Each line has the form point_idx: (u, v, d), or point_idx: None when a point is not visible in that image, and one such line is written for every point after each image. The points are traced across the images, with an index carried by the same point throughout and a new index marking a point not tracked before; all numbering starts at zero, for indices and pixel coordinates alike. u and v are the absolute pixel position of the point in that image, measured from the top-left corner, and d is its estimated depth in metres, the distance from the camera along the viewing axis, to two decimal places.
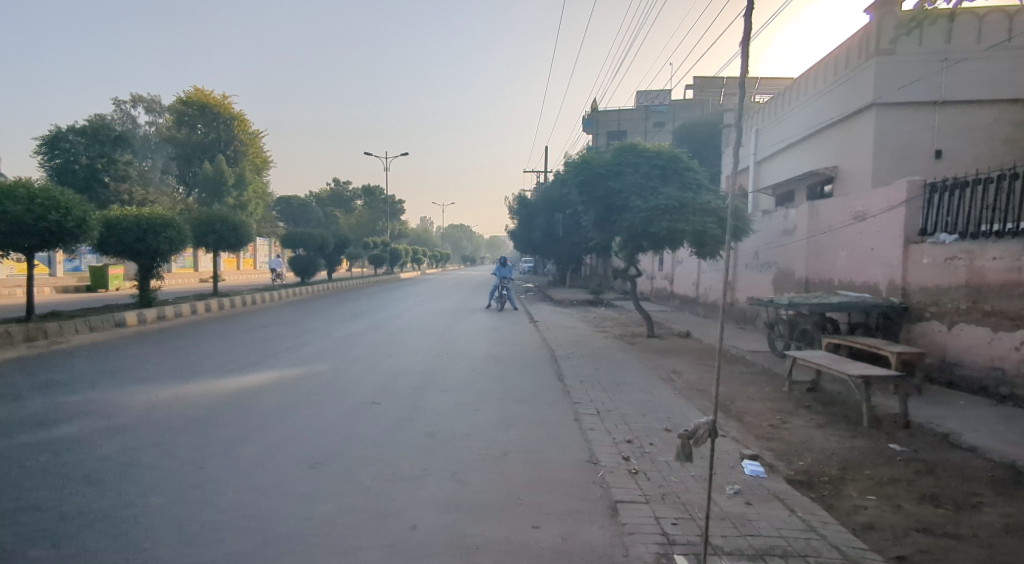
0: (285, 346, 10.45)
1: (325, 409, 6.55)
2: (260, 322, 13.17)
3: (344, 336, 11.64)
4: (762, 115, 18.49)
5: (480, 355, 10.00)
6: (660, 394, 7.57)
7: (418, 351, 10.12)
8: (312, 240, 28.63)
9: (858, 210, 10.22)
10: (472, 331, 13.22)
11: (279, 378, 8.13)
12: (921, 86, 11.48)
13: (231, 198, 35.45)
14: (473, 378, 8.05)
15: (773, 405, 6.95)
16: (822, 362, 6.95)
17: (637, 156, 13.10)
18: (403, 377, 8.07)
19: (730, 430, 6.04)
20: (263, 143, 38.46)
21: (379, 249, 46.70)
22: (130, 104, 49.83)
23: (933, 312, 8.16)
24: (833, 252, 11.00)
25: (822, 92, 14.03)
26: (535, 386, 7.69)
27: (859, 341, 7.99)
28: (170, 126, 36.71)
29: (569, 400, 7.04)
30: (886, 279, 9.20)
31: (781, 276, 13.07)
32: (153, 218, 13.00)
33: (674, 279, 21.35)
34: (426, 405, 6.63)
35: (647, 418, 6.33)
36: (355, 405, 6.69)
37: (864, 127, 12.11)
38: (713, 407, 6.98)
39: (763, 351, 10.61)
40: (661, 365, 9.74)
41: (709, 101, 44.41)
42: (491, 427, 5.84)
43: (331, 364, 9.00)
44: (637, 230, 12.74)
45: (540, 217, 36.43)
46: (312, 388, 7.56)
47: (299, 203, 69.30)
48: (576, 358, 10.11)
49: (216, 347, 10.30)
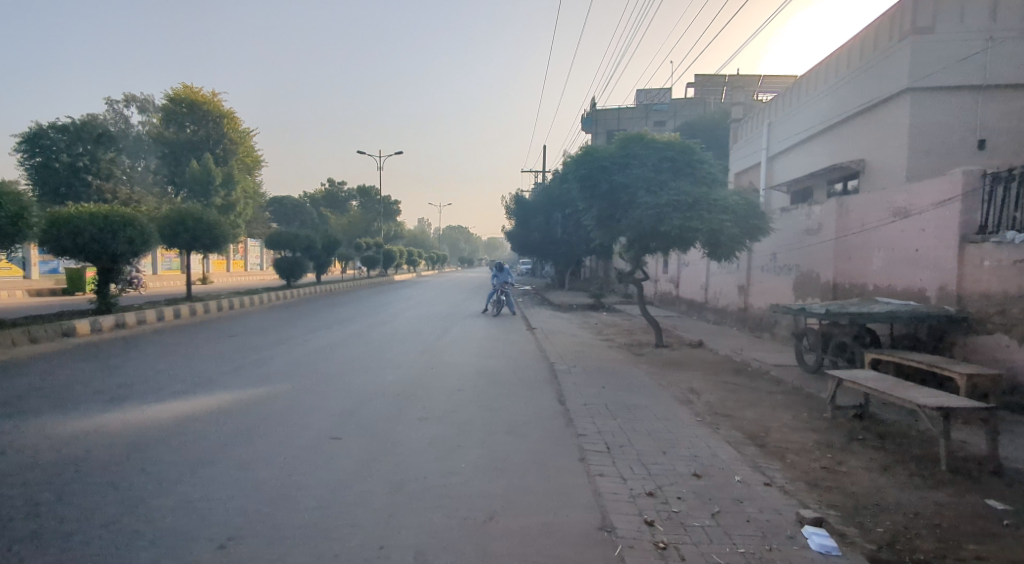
0: (251, 361, 9.21)
1: (275, 449, 5.34)
2: (229, 331, 11.89)
3: (320, 347, 10.42)
4: (773, 107, 17.28)
5: (471, 371, 8.79)
6: (680, 422, 6.37)
7: (402, 367, 8.91)
8: (300, 242, 27.38)
9: (899, 205, 9.08)
10: (463, 340, 12.03)
11: (229, 405, 6.87)
12: (961, 69, 10.44)
13: (218, 199, 34.24)
14: (461, 402, 6.85)
15: (820, 437, 5.76)
16: (877, 385, 5.82)
17: (644, 147, 11.82)
18: (376, 401, 6.86)
19: (775, 473, 4.82)
20: (254, 141, 37.28)
21: (373, 250, 45.50)
22: (121, 103, 48.53)
23: (1000, 323, 6.99)
24: (868, 253, 9.82)
25: (846, 79, 12.88)
26: (533, 413, 6.49)
27: (914, 358, 6.79)
28: (158, 124, 35.43)
29: (573, 433, 5.83)
30: (938, 284, 8.06)
31: (803, 280, 11.91)
32: (110, 216, 11.74)
33: (680, 282, 20.25)
34: (399, 442, 5.41)
35: (669, 457, 5.11)
36: (313, 443, 5.47)
37: (897, 113, 11.07)
38: (746, 439, 5.78)
39: (790, 365, 9.42)
40: (676, 383, 8.54)
41: (710, 99, 43.45)
42: (477, 475, 4.62)
43: (297, 384, 7.76)
44: (645, 229, 11.53)
45: (538, 217, 35.15)
46: (265, 417, 6.33)
47: (294, 204, 68.42)
48: (580, 374, 8.89)
49: (169, 362, 9.05)
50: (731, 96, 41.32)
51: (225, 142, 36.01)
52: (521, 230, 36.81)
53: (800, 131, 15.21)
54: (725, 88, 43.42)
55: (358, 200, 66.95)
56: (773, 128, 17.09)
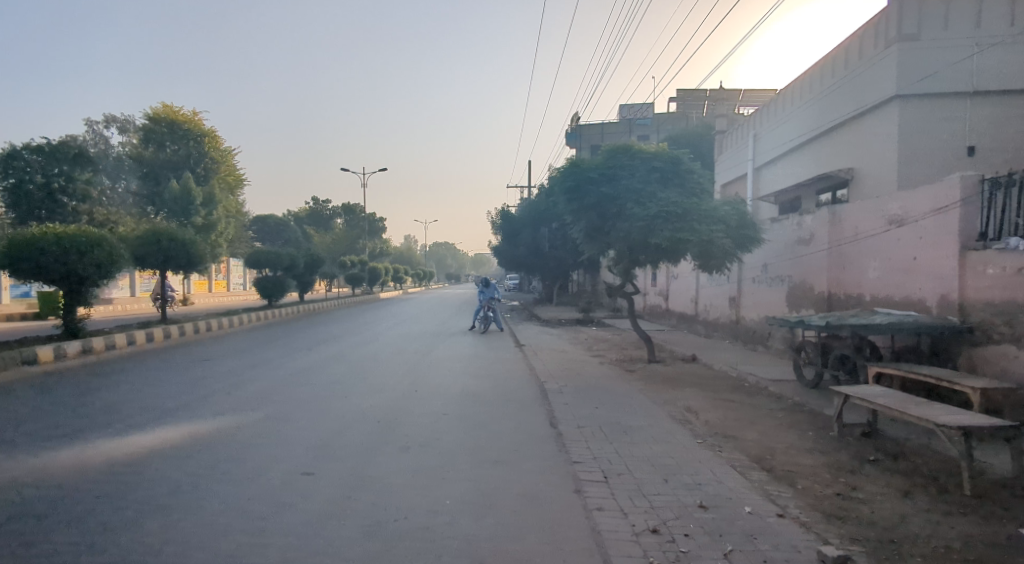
0: (223, 387, 8.72)
1: (242, 486, 4.87)
2: (204, 355, 11.38)
3: (299, 371, 9.94)
4: (758, 117, 17.18)
5: (457, 393, 8.36)
6: (680, 445, 6.00)
7: (384, 390, 8.46)
8: (281, 260, 26.82)
9: (894, 213, 8.86)
10: (449, 359, 11.62)
11: (195, 436, 6.38)
12: (948, 77, 10.33)
13: (198, 218, 33.61)
14: (446, 428, 6.42)
15: (829, 460, 5.42)
16: (887, 402, 5.50)
17: (632, 158, 11.55)
18: (355, 430, 6.41)
19: (787, 502, 4.45)
20: (235, 160, 36.73)
21: (357, 268, 44.93)
22: (101, 124, 47.77)
23: (1006, 333, 6.72)
24: (862, 263, 9.59)
25: (832, 88, 12.77)
26: (523, 439, 6.08)
27: (921, 372, 6.51)
28: (136, 143, 34.73)
29: (567, 460, 5.43)
30: (938, 293, 7.80)
31: (796, 291, 11.67)
32: (77, 236, 11.24)
33: (669, 296, 20.01)
34: (378, 476, 4.97)
35: (671, 486, 4.72)
36: (284, 478, 5.02)
37: (886, 121, 10.91)
38: (752, 463, 5.42)
39: (788, 380, 9.10)
40: (672, 401, 8.18)
41: (692, 113, 43.76)
42: (462, 514, 4.19)
43: (271, 412, 7.28)
44: (635, 241, 11.23)
45: (524, 232, 34.85)
46: (234, 450, 5.86)
47: (277, 223, 67.80)
48: (572, 394, 8.49)
49: (135, 391, 8.52)
50: (713, 110, 41.51)
51: (206, 161, 35.41)
52: (508, 245, 36.47)
53: (786, 141, 15.10)
54: (706, 103, 43.72)
55: (343, 217, 66.39)
56: (759, 139, 16.98)
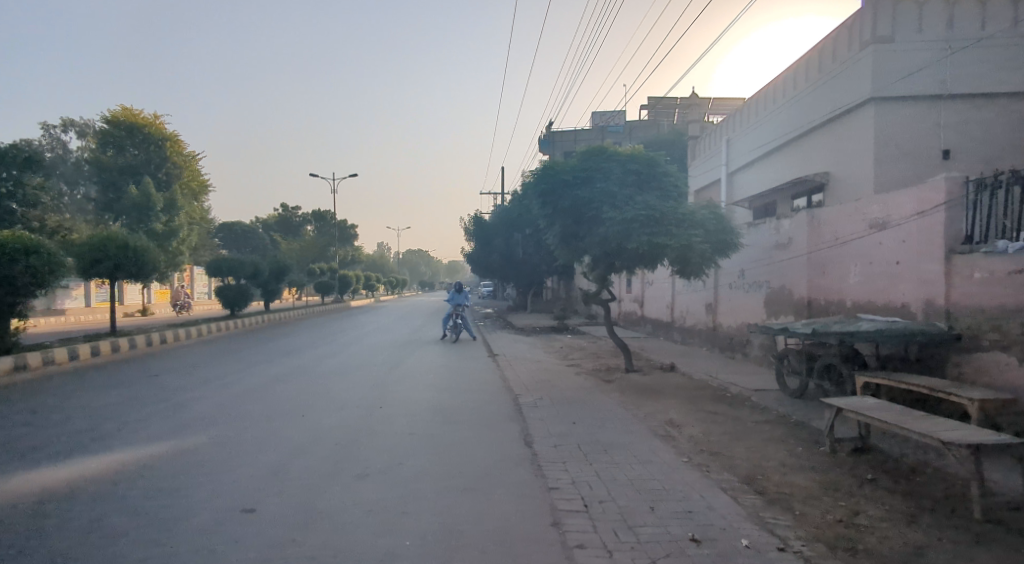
0: (167, 407, 8.03)
1: (172, 525, 4.26)
2: (153, 371, 10.62)
3: (255, 386, 9.29)
4: (732, 122, 16.99)
5: (424, 409, 7.82)
6: (663, 464, 5.58)
7: (346, 408, 7.88)
8: (244, 268, 25.82)
9: (875, 216, 8.61)
10: (418, 371, 11.07)
11: (128, 464, 5.73)
12: (923, 79, 10.17)
13: (159, 224, 32.27)
14: (410, 451, 5.88)
15: (824, 481, 5.05)
16: (880, 417, 5.16)
17: (608, 160, 11.17)
18: (309, 455, 5.83)
19: (786, 533, 4.05)
20: (199, 165, 35.46)
21: (328, 275, 43.93)
22: (58, 126, 45.94)
23: (997, 340, 6.45)
24: (843, 268, 9.34)
25: (805, 92, 12.60)
26: (495, 461, 5.60)
27: (914, 382, 6.25)
28: (94, 147, 33.24)
29: (544, 485, 4.96)
30: (923, 299, 7.53)
31: (774, 297, 11.42)
32: (10, 242, 10.41)
33: (645, 302, 19.74)
34: (330, 513, 4.41)
35: (659, 516, 4.29)
36: (222, 515, 4.43)
37: (861, 124, 10.70)
38: (741, 485, 5.02)
39: (770, 389, 8.77)
40: (651, 414, 7.76)
41: (663, 121, 43.88)
42: (423, 556, 3.67)
43: (219, 435, 6.65)
44: (611, 246, 10.84)
45: (497, 239, 34.35)
46: (172, 480, 5.26)
47: (245, 230, 66.25)
48: (547, 408, 8.01)
49: (70, 412, 7.78)
50: (684, 117, 41.73)
51: (168, 166, 34.13)
52: (480, 251, 35.90)
53: (760, 145, 14.91)
54: (677, 110, 43.96)
55: (313, 224, 65.16)
56: (732, 144, 16.79)
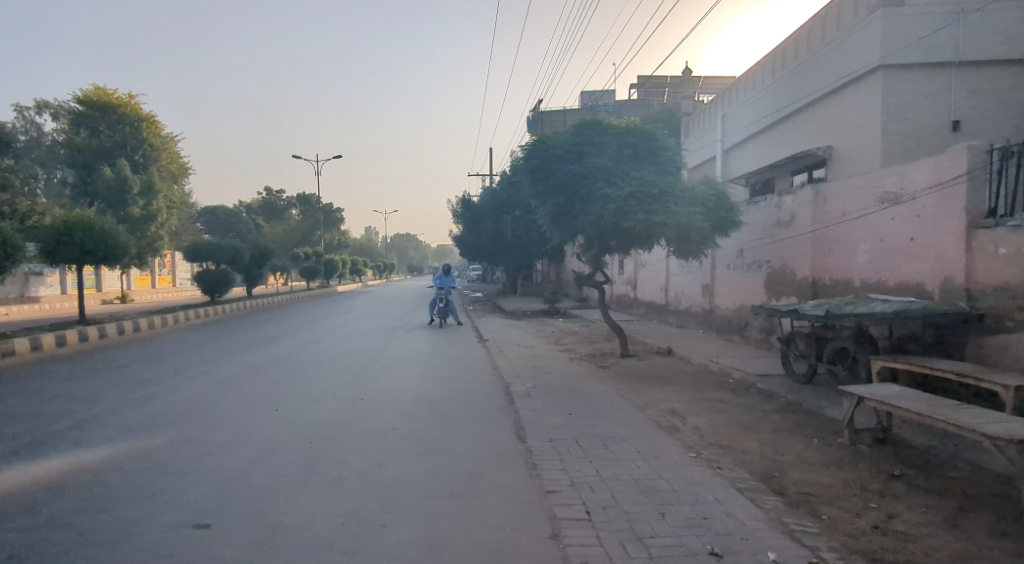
0: (130, 402, 7.42)
1: (115, 537, 3.70)
2: (119, 362, 9.97)
3: (227, 378, 8.68)
4: (727, 95, 16.38)
5: (408, 401, 7.27)
6: (670, 460, 5.10)
7: (325, 402, 7.32)
8: (224, 252, 24.94)
9: (887, 190, 8.10)
10: (404, 359, 10.52)
11: (76, 466, 5.13)
12: (934, 45, 9.62)
13: (136, 208, 31.13)
14: (392, 450, 5.34)
15: (848, 478, 4.59)
16: (908, 407, 4.68)
17: (603, 133, 10.52)
18: (280, 456, 5.29)
19: (816, 543, 3.58)
20: (177, 147, 34.35)
21: (313, 260, 43.03)
22: (30, 108, 44.33)
23: (1023, 321, 6.00)
24: (850, 245, 8.86)
25: (808, 61, 11.99)
26: (485, 460, 5.08)
27: (938, 368, 5.79)
28: (65, 129, 31.96)
29: (541, 488, 4.46)
30: (941, 278, 7.06)
31: (775, 277, 10.95)
32: None
33: (637, 284, 19.27)
34: (299, 526, 3.86)
35: (671, 524, 3.81)
36: (175, 526, 3.88)
37: (868, 94, 10.15)
38: (757, 484, 4.55)
39: (776, 375, 8.32)
40: (651, 402, 7.27)
41: (653, 99, 43.09)
42: None
43: (183, 433, 6.08)
44: (606, 225, 10.29)
45: (485, 221, 33.65)
46: (122, 484, 4.68)
47: (228, 215, 65.06)
48: (541, 398, 7.50)
49: (22, 407, 7.15)
50: (675, 96, 41.04)
51: (145, 148, 33.00)
52: (468, 234, 35.12)
53: (757, 120, 14.34)
54: (667, 90, 43.23)
55: (299, 208, 63.99)
56: (728, 119, 16.19)
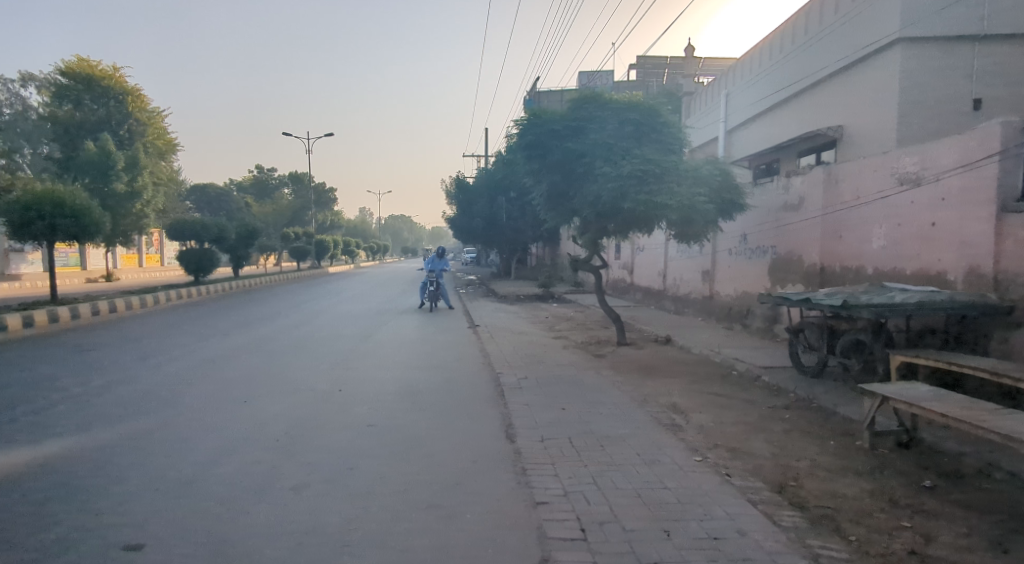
0: (90, 392, 6.86)
1: (34, 553, 3.18)
2: (87, 346, 9.40)
3: (198, 365, 8.13)
4: (731, 74, 15.75)
5: (390, 394, 6.75)
6: (674, 465, 4.60)
7: (300, 393, 6.78)
8: (210, 232, 24.20)
9: (906, 171, 7.57)
10: (390, 346, 10.00)
11: (12, 463, 4.58)
12: (957, 16, 9.02)
13: (122, 184, 30.10)
14: (366, 452, 4.83)
15: (873, 490, 4.10)
16: (941, 409, 4.18)
17: (603, 108, 9.89)
18: (243, 456, 4.77)
19: None
20: (164, 122, 33.40)
21: (304, 241, 42.26)
22: (12, 81, 43.04)
23: None
24: (864, 230, 8.34)
25: (819, 35, 11.37)
26: (468, 465, 4.55)
27: (966, 365, 5.26)
28: (48, 102, 30.93)
29: (530, 498, 3.95)
30: (965, 265, 6.56)
31: (780, 263, 10.45)
32: None
33: (635, 269, 18.76)
34: (248, 542, 3.33)
35: (678, 546, 3.31)
36: (105, 539, 3.35)
37: (885, 69, 9.57)
38: (772, 496, 4.05)
39: (782, 367, 7.84)
40: (651, 397, 6.77)
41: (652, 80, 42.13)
42: None
43: (139, 427, 5.54)
44: (605, 206, 9.71)
45: (480, 203, 32.98)
46: (59, 486, 4.15)
47: (219, 193, 63.99)
48: (532, 390, 6.99)
49: None
50: (674, 76, 40.13)
51: (130, 123, 32.07)
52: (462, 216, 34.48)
53: (762, 99, 13.75)
54: (665, 71, 42.35)
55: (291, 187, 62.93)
56: (731, 98, 15.57)
